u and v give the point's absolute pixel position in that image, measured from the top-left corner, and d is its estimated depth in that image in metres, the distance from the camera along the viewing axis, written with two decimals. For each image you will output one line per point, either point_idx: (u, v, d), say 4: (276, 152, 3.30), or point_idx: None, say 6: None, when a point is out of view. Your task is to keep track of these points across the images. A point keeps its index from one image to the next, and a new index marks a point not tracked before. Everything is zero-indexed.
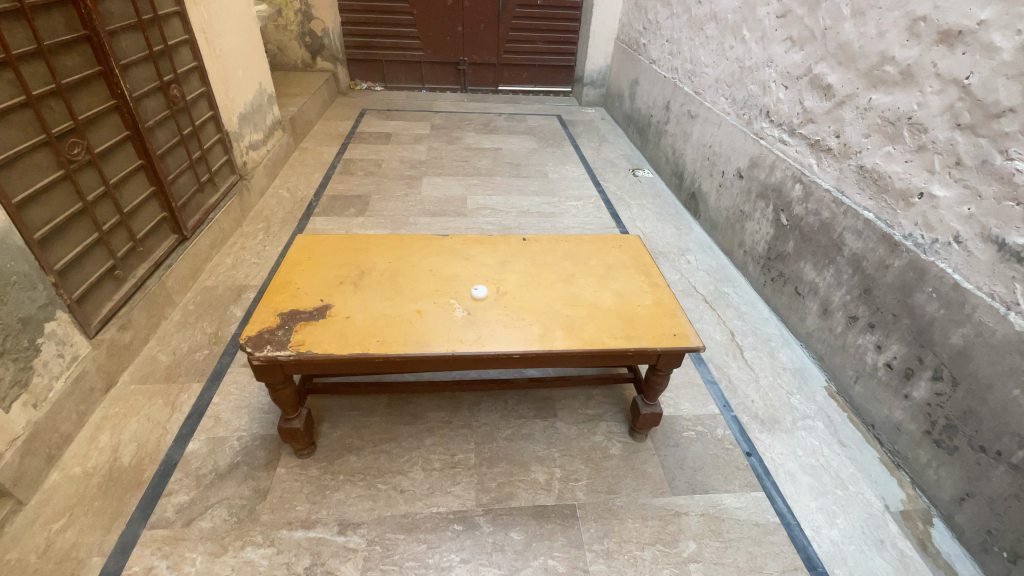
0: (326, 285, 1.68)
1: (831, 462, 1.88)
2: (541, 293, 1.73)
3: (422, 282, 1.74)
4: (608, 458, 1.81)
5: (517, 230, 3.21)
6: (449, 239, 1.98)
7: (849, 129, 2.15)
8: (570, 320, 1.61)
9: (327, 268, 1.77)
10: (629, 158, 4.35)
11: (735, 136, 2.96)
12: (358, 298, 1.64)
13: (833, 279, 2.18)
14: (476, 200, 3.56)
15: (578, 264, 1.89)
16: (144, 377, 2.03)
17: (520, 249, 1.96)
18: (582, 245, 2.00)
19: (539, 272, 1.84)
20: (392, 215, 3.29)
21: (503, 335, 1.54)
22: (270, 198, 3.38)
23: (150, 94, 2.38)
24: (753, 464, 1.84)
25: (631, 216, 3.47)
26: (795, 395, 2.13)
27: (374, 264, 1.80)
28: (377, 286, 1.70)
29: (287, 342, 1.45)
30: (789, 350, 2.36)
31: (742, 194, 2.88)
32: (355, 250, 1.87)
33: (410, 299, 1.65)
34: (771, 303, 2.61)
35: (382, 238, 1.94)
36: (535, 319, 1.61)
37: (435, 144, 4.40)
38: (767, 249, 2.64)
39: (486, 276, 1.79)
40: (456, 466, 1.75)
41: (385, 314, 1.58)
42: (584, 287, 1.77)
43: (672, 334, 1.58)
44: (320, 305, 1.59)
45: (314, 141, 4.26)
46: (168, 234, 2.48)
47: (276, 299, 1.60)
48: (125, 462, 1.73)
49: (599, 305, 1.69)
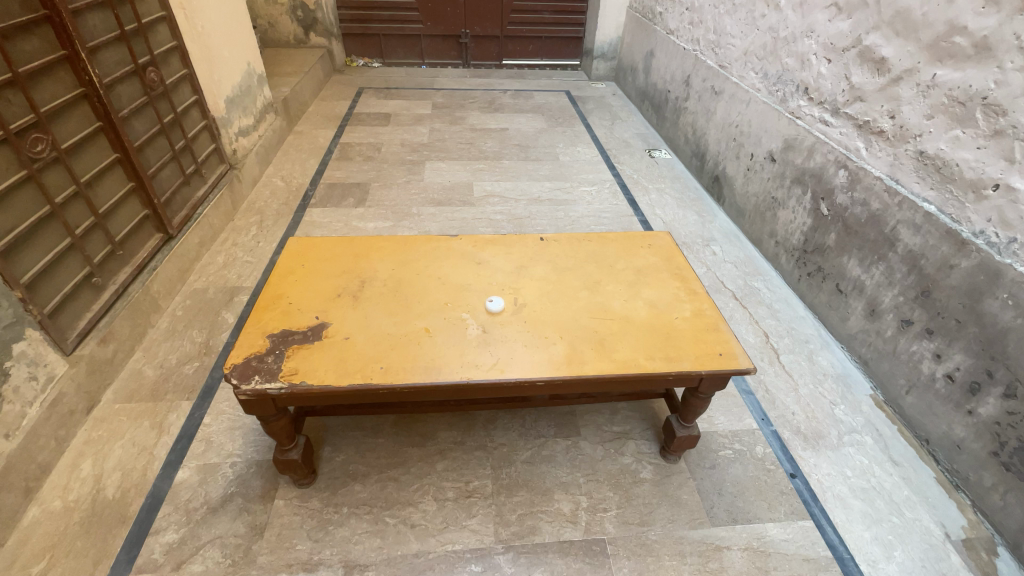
0: (322, 299, 1.49)
1: (883, 483, 1.71)
2: (565, 304, 1.53)
3: (431, 293, 1.54)
4: (639, 484, 1.64)
5: (528, 220, 2.99)
6: (459, 241, 1.78)
7: (907, 109, 1.90)
8: (600, 337, 1.41)
9: (323, 277, 1.57)
10: (645, 138, 4.08)
11: (766, 115, 2.71)
12: (358, 313, 1.44)
13: (884, 277, 1.98)
14: (483, 186, 3.33)
15: (604, 267, 1.69)
16: (130, 395, 1.86)
17: (537, 250, 1.76)
18: (607, 245, 1.79)
19: (562, 278, 1.64)
20: (394, 205, 3.07)
21: (526, 357, 1.34)
22: (263, 187, 3.16)
23: (124, 79, 2.15)
24: (799, 488, 1.67)
25: (650, 201, 3.24)
26: (838, 405, 1.95)
27: (375, 272, 1.61)
28: (380, 299, 1.50)
29: (279, 372, 1.26)
30: (830, 354, 2.17)
31: (774, 178, 2.65)
32: (354, 255, 1.67)
33: (418, 313, 1.46)
34: (807, 300, 2.41)
35: (384, 241, 1.74)
36: (560, 337, 1.41)
37: (437, 125, 4.14)
38: (803, 241, 2.43)
39: (502, 284, 1.60)
40: (473, 496, 1.58)
41: (389, 334, 1.38)
42: (613, 295, 1.57)
43: (717, 353, 1.39)
44: (316, 324, 1.40)
45: (309, 124, 4.01)
46: (152, 233, 2.29)
47: (266, 318, 1.41)
48: (109, 495, 1.57)
49: (632, 318, 1.49)
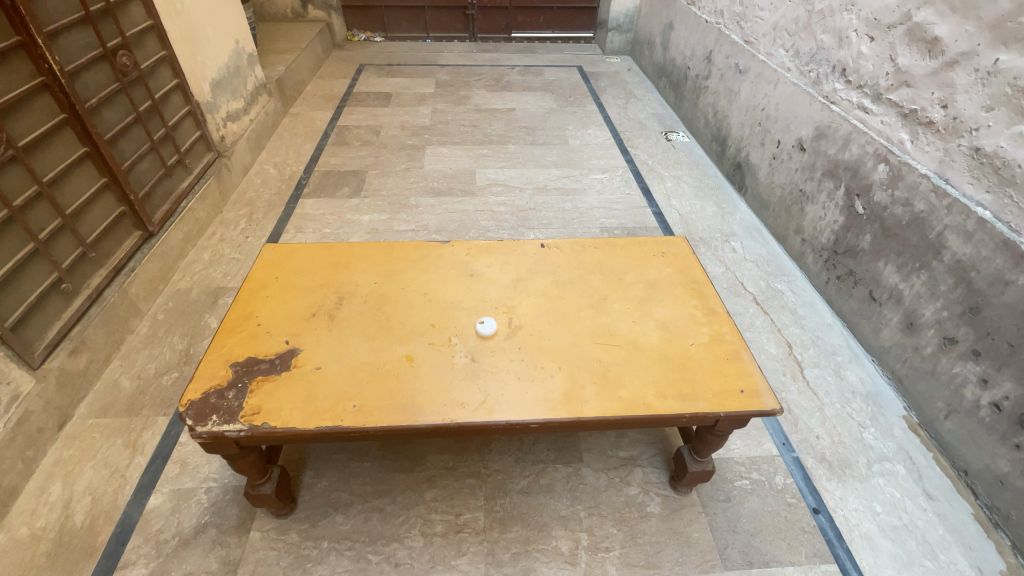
0: (294, 320, 1.34)
1: (916, 520, 1.55)
2: (566, 325, 1.36)
3: (416, 311, 1.38)
4: (646, 519, 1.50)
5: (533, 212, 2.80)
6: (451, 248, 1.61)
7: (962, 98, 1.67)
8: (604, 368, 1.25)
9: (298, 293, 1.42)
10: (661, 119, 3.82)
11: (795, 98, 2.46)
12: (333, 338, 1.30)
13: (925, 288, 1.77)
14: (486, 174, 3.13)
15: (611, 281, 1.51)
16: (105, 409, 1.76)
17: (538, 259, 1.58)
18: (616, 254, 1.61)
19: (563, 293, 1.47)
20: (391, 195, 2.89)
21: (518, 393, 1.19)
22: (254, 176, 3.00)
23: (92, 65, 1.99)
24: (822, 525, 1.52)
25: (665, 190, 3.01)
26: (868, 428, 1.78)
27: (356, 287, 1.45)
28: (358, 320, 1.35)
29: (239, 411, 1.13)
30: (859, 368, 1.99)
31: (802, 170, 2.42)
32: (335, 266, 1.52)
33: (399, 338, 1.30)
34: (835, 306, 2.21)
35: (368, 249, 1.58)
36: (559, 367, 1.25)
37: (440, 105, 3.91)
38: (833, 241, 2.22)
39: (497, 300, 1.43)
40: (463, 531, 1.46)
41: (366, 363, 1.23)
42: (621, 315, 1.40)
43: (738, 391, 1.21)
44: (285, 351, 1.26)
45: (306, 105, 3.81)
46: (130, 231, 2.16)
47: (231, 343, 1.27)
48: (78, 523, 1.48)
49: (641, 344, 1.31)
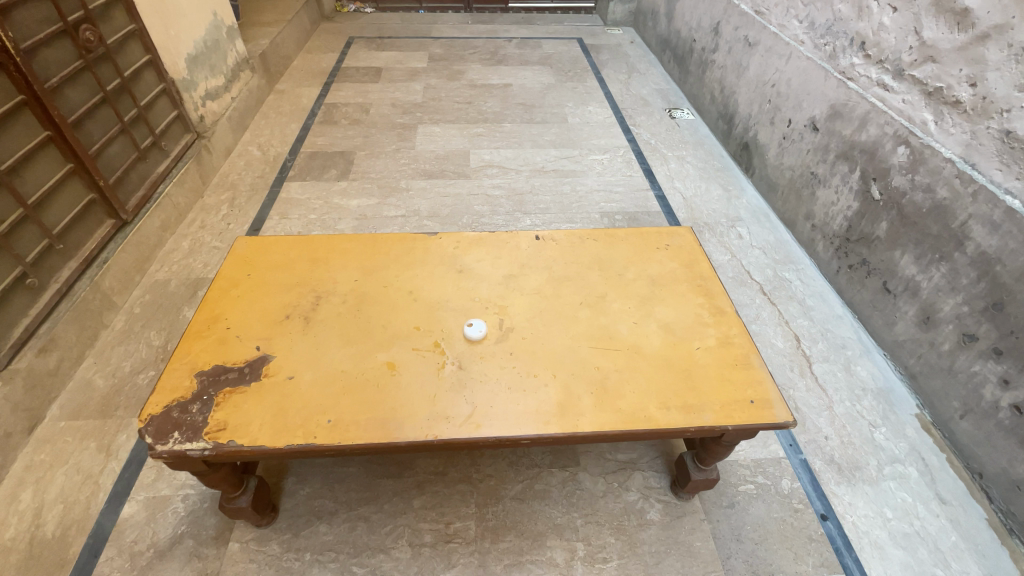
0: (267, 323, 1.24)
1: (928, 527, 1.47)
2: (562, 327, 1.26)
3: (399, 312, 1.28)
4: (645, 527, 1.43)
5: (529, 196, 2.66)
6: (439, 241, 1.49)
7: (994, 76, 1.54)
8: (602, 376, 1.15)
9: (272, 292, 1.32)
10: (665, 95, 3.64)
11: (809, 74, 2.30)
12: (308, 343, 1.20)
13: (945, 281, 1.67)
14: (481, 155, 2.98)
15: (611, 277, 1.40)
16: (78, 410, 1.68)
17: (532, 252, 1.47)
18: (616, 247, 1.49)
19: (559, 290, 1.36)
20: (380, 178, 2.76)
21: (508, 404, 1.09)
22: (237, 158, 2.85)
23: (52, 41, 1.83)
24: (830, 533, 1.45)
25: (668, 172, 2.87)
26: (878, 428, 1.70)
27: (335, 285, 1.34)
28: (336, 323, 1.25)
29: (203, 428, 1.04)
30: (870, 363, 1.89)
31: (815, 151, 2.28)
32: (312, 262, 1.41)
33: (380, 342, 1.20)
34: (845, 296, 2.11)
35: (349, 242, 1.47)
36: (553, 374, 1.15)
37: (433, 81, 3.73)
38: (846, 228, 2.10)
39: (487, 299, 1.32)
40: (453, 541, 1.39)
41: (343, 372, 1.13)
42: (621, 314, 1.29)
43: (747, 401, 1.11)
44: (255, 358, 1.16)
45: (292, 81, 3.63)
46: (102, 220, 2.04)
47: (197, 350, 1.17)
48: (49, 533, 1.41)
49: (642, 349, 1.21)
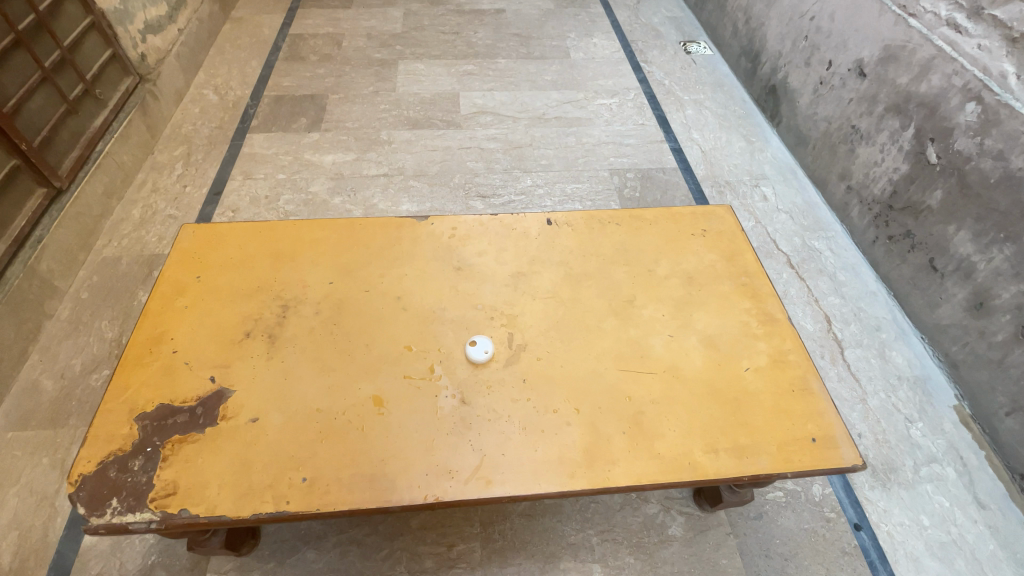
0: (224, 346, 1.01)
1: (965, 535, 1.37)
2: (583, 343, 1.04)
3: (385, 327, 1.05)
4: (666, 544, 1.31)
5: (529, 149, 2.35)
6: (430, 227, 1.23)
7: None
8: (635, 409, 0.95)
9: (228, 302, 1.08)
10: (679, 25, 3.21)
11: (859, 7, 1.96)
12: (274, 372, 0.98)
13: (1008, 265, 1.47)
14: (473, 99, 2.61)
15: (639, 274, 1.16)
16: (24, 418, 1.47)
17: (543, 241, 1.21)
18: (644, 234, 1.24)
19: (578, 292, 1.12)
20: (357, 128, 2.41)
21: (523, 451, 0.90)
22: (191, 104, 2.47)
23: None
24: (864, 545, 1.34)
25: (684, 119, 2.56)
26: (915, 423, 1.57)
27: (306, 291, 1.10)
28: (308, 343, 1.02)
29: (148, 492, 0.84)
30: (905, 347, 1.74)
31: (859, 101, 1.99)
32: (277, 260, 1.16)
33: (363, 369, 0.99)
34: (881, 270, 1.91)
35: (320, 232, 1.21)
36: (575, 408, 0.95)
37: (414, 6, 3.23)
38: (889, 193, 1.87)
39: (491, 306, 1.09)
40: (456, 566, 1.26)
41: (319, 411, 0.93)
42: (654, 325, 1.08)
43: (807, 440, 0.94)
44: (209, 395, 0.95)
45: (250, 6, 3.12)
46: (31, 190, 1.73)
47: (137, 383, 0.96)
48: (2, 566, 1.25)
49: (681, 372, 1.01)
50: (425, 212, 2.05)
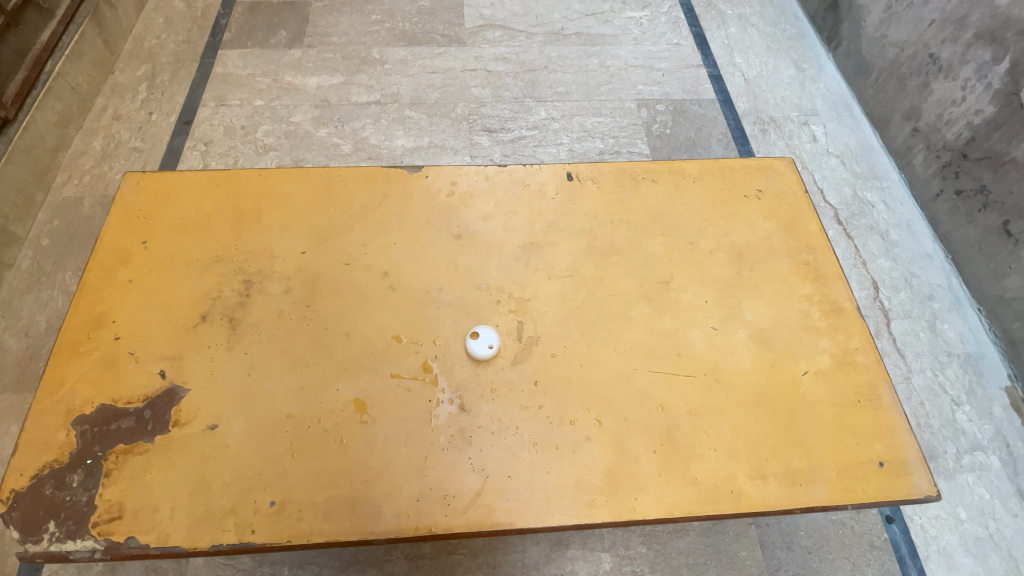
0: (175, 333, 0.85)
1: (1005, 530, 1.27)
2: (609, 337, 0.86)
3: (368, 312, 0.87)
4: (682, 534, 1.22)
5: (544, 73, 2.02)
6: (425, 181, 1.00)
7: None
8: (669, 423, 0.79)
9: (181, 277, 0.90)
10: None
11: None
12: (236, 368, 0.82)
13: None
14: (480, 8, 2.22)
15: (679, 248, 0.95)
16: None
17: (562, 203, 0.99)
18: (686, 196, 1.01)
19: (603, 270, 0.92)
20: (344, 43, 2.07)
21: (533, 473, 0.75)
22: (153, 12, 2.11)
23: None
24: (894, 539, 1.25)
25: (725, 38, 2.18)
26: (961, 406, 1.42)
27: (273, 263, 0.91)
28: (276, 331, 0.85)
29: (89, 515, 0.72)
30: (959, 319, 1.55)
31: (944, 23, 1.66)
32: (239, 222, 0.96)
33: (342, 365, 0.82)
34: (940, 229, 1.68)
35: (290, 186, 0.99)
36: (597, 420, 0.79)
37: None
38: (965, 139, 1.60)
39: (498, 286, 0.90)
40: (456, 552, 1.18)
41: (289, 418, 0.78)
42: (695, 316, 0.89)
43: (873, 464, 0.80)
44: (159, 394, 0.80)
45: None
46: None
47: (74, 378, 0.81)
48: None
49: (726, 376, 0.84)
50: (423, 149, 1.79)
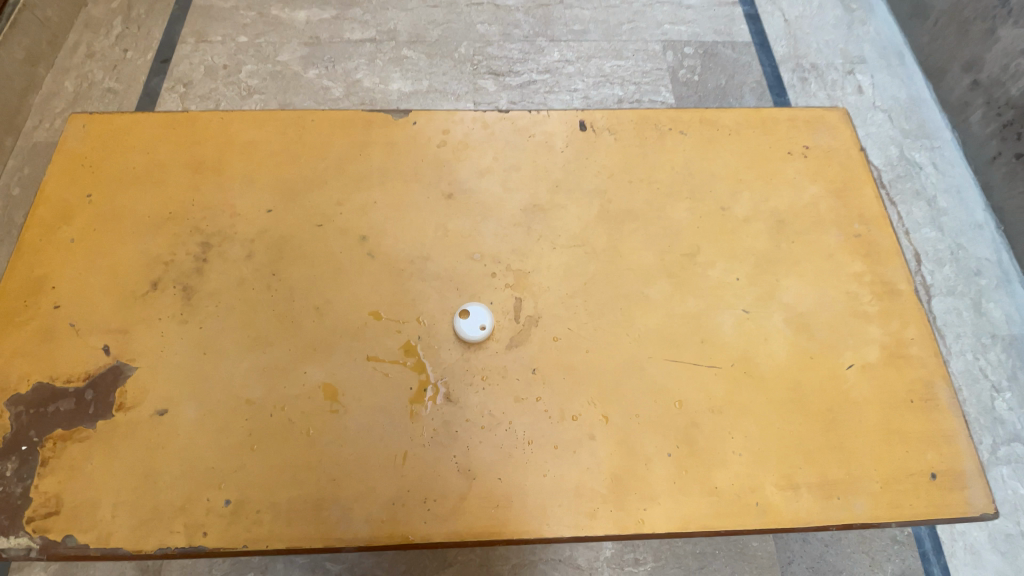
0: (123, 302, 0.74)
1: None
2: (621, 319, 0.74)
3: (342, 283, 0.75)
4: None
5: (560, 8, 1.79)
6: (412, 128, 0.85)
7: None
8: (688, 421, 0.68)
9: (130, 238, 0.79)
10: None
11: None
12: (190, 344, 0.71)
13: None
14: None
15: (708, 215, 0.81)
16: None
17: (573, 158, 0.84)
18: (720, 153, 0.86)
19: (618, 240, 0.79)
20: None
21: (526, 476, 0.65)
22: None
23: None
24: (920, 534, 1.16)
25: None
26: (1002, 393, 1.30)
27: (235, 223, 0.79)
28: (235, 303, 0.73)
29: (24, 508, 0.64)
30: (1007, 299, 1.40)
31: None
32: (198, 173, 0.83)
33: (310, 345, 0.71)
34: (994, 196, 1.50)
35: (256, 132, 0.86)
36: (604, 416, 0.68)
37: None
38: None
39: (493, 256, 0.77)
40: None
41: (249, 404, 0.67)
42: (723, 296, 0.76)
43: (924, 476, 0.68)
44: (103, 373, 0.70)
45: None
46: None
47: (9, 352, 0.71)
48: None
49: (757, 368, 0.72)
50: (420, 95, 1.61)
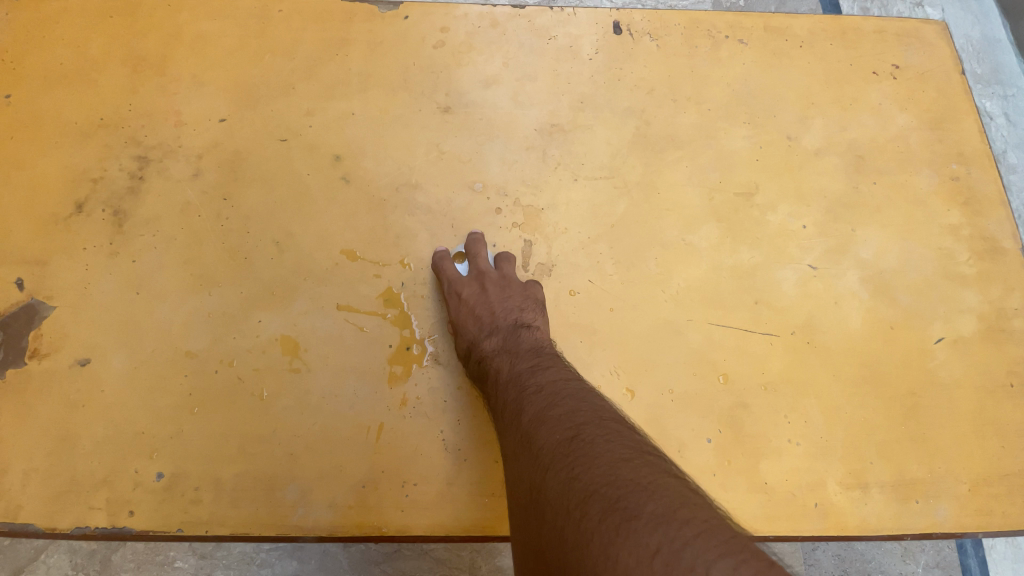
0: (39, 226, 0.60)
1: None
2: (656, 271, 0.59)
3: (309, 212, 0.60)
4: None
5: None
6: (404, 24, 0.67)
7: None
8: (735, 399, 0.55)
9: (52, 147, 0.63)
10: None
11: None
12: (121, 282, 0.57)
13: None
14: None
15: (771, 146, 0.65)
16: None
17: (604, 68, 0.67)
18: (790, 70, 0.68)
19: (655, 172, 0.63)
20: None
21: None
22: None
23: None
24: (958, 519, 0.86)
25: None
26: None
27: (183, 134, 0.63)
28: (176, 233, 0.59)
29: None
30: None
31: None
32: (137, 72, 0.66)
33: (266, 289, 0.57)
34: None
35: (209, 23, 0.68)
36: (628, 390, 0.55)
37: None
38: None
39: (499, 188, 0.62)
40: None
41: (190, 357, 0.55)
42: (785, 247, 0.61)
43: (1020, 477, 0.55)
44: (15, 310, 0.56)
45: None
46: None
47: None
48: None
49: (823, 338, 0.57)
50: None
